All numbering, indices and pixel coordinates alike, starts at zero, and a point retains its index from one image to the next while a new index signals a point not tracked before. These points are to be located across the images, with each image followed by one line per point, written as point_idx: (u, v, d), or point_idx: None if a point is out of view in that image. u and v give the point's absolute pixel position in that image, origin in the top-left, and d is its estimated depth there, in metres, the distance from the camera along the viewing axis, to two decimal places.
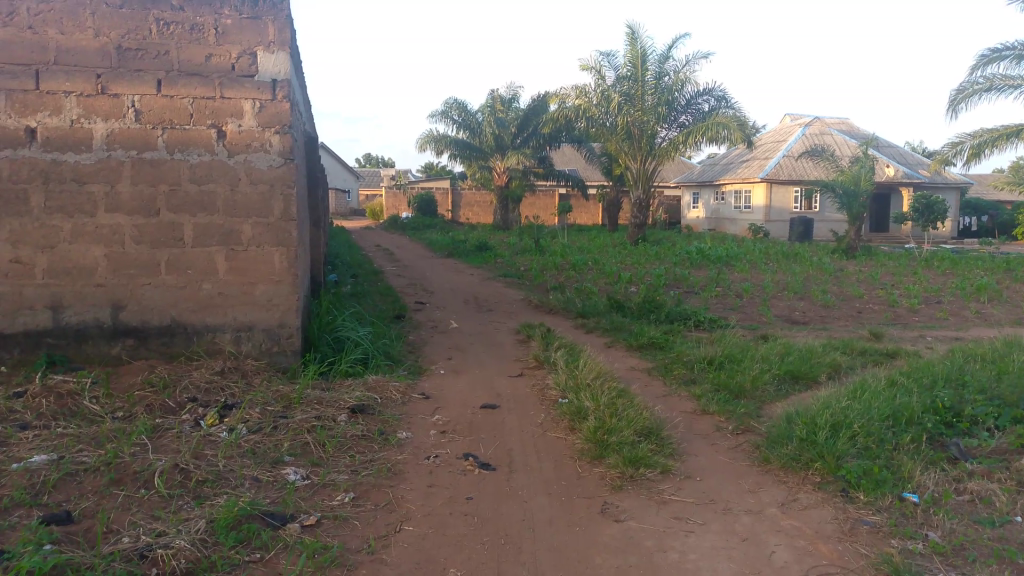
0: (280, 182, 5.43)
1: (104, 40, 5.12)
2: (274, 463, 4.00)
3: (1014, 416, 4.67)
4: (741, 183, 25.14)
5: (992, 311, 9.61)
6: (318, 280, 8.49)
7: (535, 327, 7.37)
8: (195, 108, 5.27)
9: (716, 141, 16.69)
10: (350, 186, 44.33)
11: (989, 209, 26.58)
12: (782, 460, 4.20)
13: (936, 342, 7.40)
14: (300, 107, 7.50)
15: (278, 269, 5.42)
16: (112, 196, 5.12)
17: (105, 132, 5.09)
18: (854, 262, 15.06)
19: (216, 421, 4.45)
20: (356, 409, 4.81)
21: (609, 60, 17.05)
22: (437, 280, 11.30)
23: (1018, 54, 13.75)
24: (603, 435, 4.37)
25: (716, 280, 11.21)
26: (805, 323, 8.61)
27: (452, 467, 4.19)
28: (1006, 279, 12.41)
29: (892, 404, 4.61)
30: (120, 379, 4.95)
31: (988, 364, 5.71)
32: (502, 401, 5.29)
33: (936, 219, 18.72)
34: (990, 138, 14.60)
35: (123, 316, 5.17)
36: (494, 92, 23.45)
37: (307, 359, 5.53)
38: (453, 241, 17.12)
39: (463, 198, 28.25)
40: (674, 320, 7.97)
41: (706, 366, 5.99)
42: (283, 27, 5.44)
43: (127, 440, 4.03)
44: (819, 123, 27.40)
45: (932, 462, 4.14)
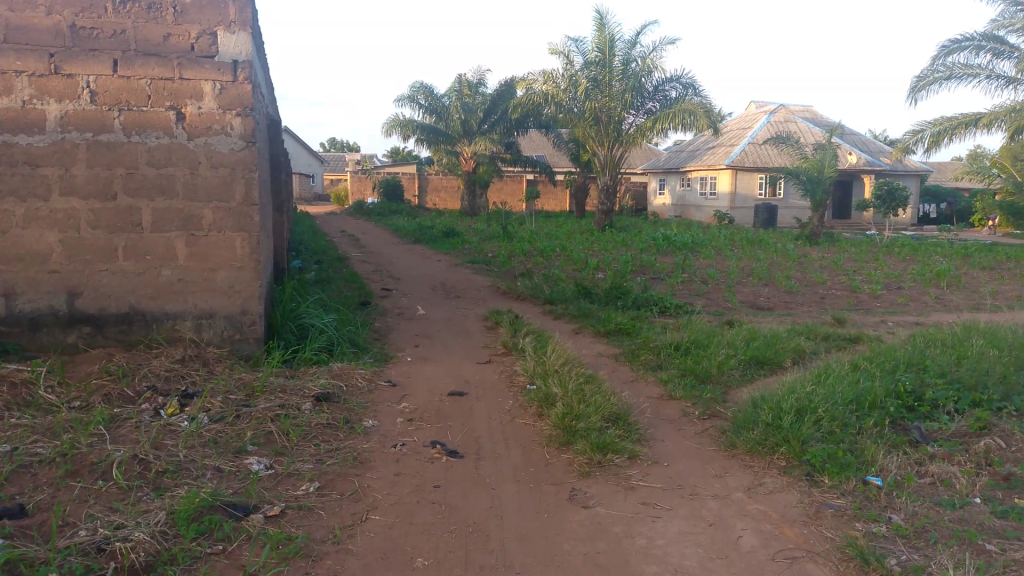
0: (242, 166, 5.31)
1: (57, 18, 4.96)
2: (237, 453, 3.92)
3: (973, 400, 4.76)
4: (707, 170, 25.30)
5: (950, 296, 9.79)
6: (282, 266, 8.35)
7: (502, 313, 7.34)
8: (153, 89, 5.11)
9: (682, 128, 16.75)
10: (315, 170, 43.77)
11: (948, 196, 27.12)
12: (748, 444, 4.23)
13: (897, 328, 7.51)
14: (262, 88, 7.32)
15: (240, 255, 5.30)
16: (67, 179, 4.96)
17: (59, 113, 4.93)
18: (817, 248, 15.28)
19: (176, 410, 4.35)
20: (321, 397, 4.73)
21: (577, 45, 16.99)
22: (403, 266, 11.21)
23: (977, 45, 14.00)
24: (571, 422, 4.36)
25: (682, 266, 11.28)
26: (770, 308, 8.69)
27: (419, 455, 4.15)
28: (965, 265, 12.66)
29: (856, 389, 4.66)
30: (76, 368, 4.82)
31: (948, 348, 5.81)
32: (470, 388, 5.25)
33: (897, 206, 19.02)
34: (950, 127, 14.87)
35: (79, 303, 5.03)
36: (462, 76, 23.27)
37: (270, 346, 5.43)
38: (419, 226, 17.01)
39: (430, 183, 28.06)
40: (641, 306, 7.99)
41: (672, 351, 6.01)
42: (244, 6, 5.31)
43: (83, 431, 3.92)
44: (784, 110, 27.65)
45: (895, 445, 4.19)
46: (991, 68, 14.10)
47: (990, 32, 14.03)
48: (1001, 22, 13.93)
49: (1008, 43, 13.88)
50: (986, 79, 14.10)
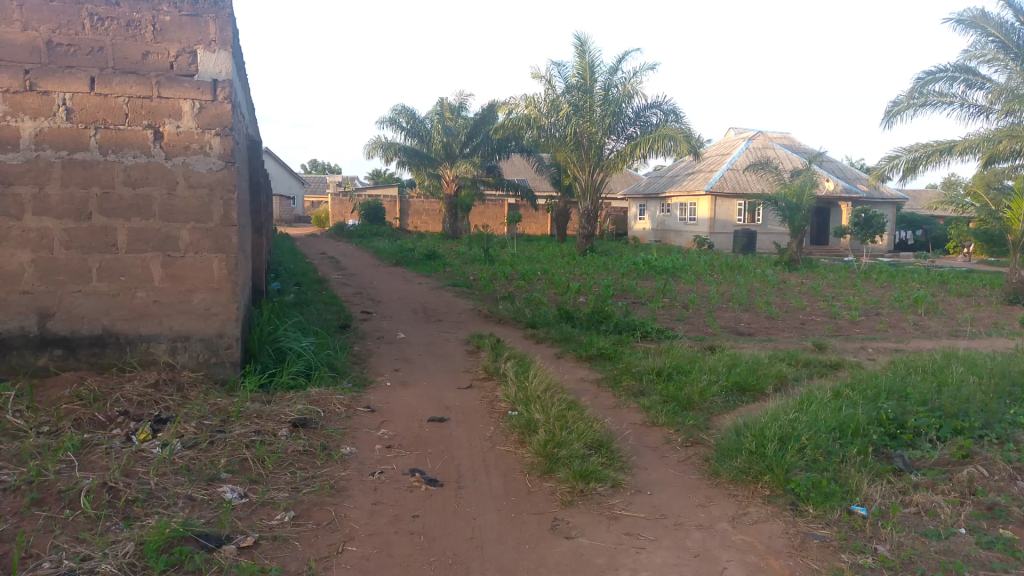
0: (220, 186, 5.23)
1: (33, 34, 4.89)
2: (210, 480, 3.81)
3: (955, 427, 4.75)
4: (686, 195, 25.48)
5: (929, 323, 9.86)
6: (260, 288, 8.23)
7: (484, 337, 7.27)
8: (130, 107, 5.04)
9: (662, 153, 16.88)
10: (296, 192, 43.64)
11: (923, 223, 27.49)
12: (732, 473, 4.18)
13: (877, 354, 7.53)
14: (242, 106, 7.25)
15: (217, 276, 5.21)
16: (40, 198, 4.86)
17: (33, 131, 4.84)
18: (796, 274, 15.39)
19: (149, 436, 4.24)
20: (298, 423, 4.63)
21: (558, 70, 17.10)
22: (384, 289, 11.14)
23: (951, 75, 14.25)
24: (553, 449, 4.29)
25: (663, 291, 11.28)
26: (751, 334, 8.69)
27: (398, 483, 4.06)
28: (942, 291, 12.81)
29: (838, 416, 4.64)
30: (46, 392, 4.69)
31: (929, 376, 5.82)
32: (450, 414, 5.17)
33: (874, 232, 19.21)
34: (925, 154, 15.09)
35: (51, 325, 4.91)
36: (443, 99, 23.32)
37: (246, 371, 5.32)
38: (401, 249, 16.94)
39: (411, 206, 28.03)
40: (622, 331, 7.96)
41: (654, 377, 5.97)
42: (225, 25, 5.27)
43: (52, 457, 3.80)
44: (762, 137, 27.98)
45: (878, 473, 4.17)
46: (965, 98, 14.36)
47: (963, 62, 14.29)
48: (973, 52, 14.20)
49: (981, 73, 14.14)
50: (960, 107, 14.35)
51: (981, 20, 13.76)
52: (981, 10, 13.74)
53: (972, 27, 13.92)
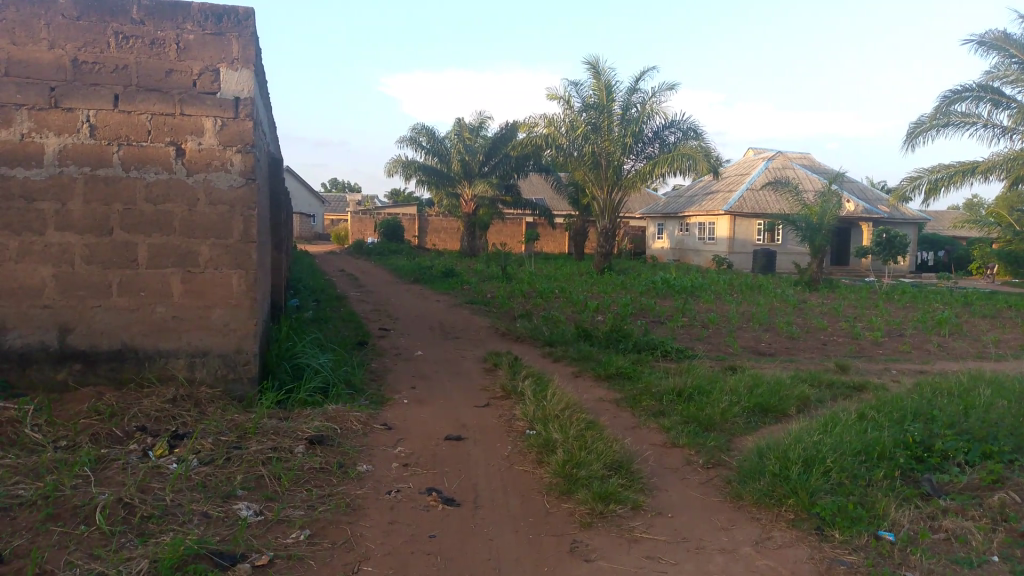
0: (241, 203, 5.24)
1: (59, 52, 4.95)
2: (225, 497, 3.78)
3: (983, 451, 4.63)
4: (705, 215, 25.38)
5: (954, 344, 9.70)
6: (278, 303, 8.24)
7: (501, 355, 7.23)
8: (153, 124, 5.08)
9: (681, 172, 16.84)
10: (315, 211, 44.01)
11: (946, 244, 27.16)
12: (755, 495, 4.10)
13: (901, 376, 7.40)
14: (263, 125, 7.28)
15: (236, 293, 5.21)
16: (63, 213, 4.90)
17: (58, 147, 4.89)
18: (817, 294, 15.23)
19: (165, 451, 4.22)
20: (315, 440, 4.60)
21: (576, 89, 17.13)
22: (402, 306, 11.14)
23: (977, 95, 14.10)
24: (572, 469, 4.24)
25: (682, 310, 11.19)
26: (772, 354, 8.58)
27: (414, 502, 4.01)
28: (967, 313, 12.61)
29: (864, 439, 4.55)
30: (64, 407, 4.69)
31: (957, 398, 5.68)
32: (467, 433, 5.12)
33: (897, 252, 18.96)
34: (948, 175, 14.94)
35: (71, 340, 4.92)
36: (462, 119, 23.40)
37: (264, 387, 5.30)
38: (419, 266, 16.97)
39: (430, 224, 28.11)
40: (641, 350, 7.89)
41: (674, 398, 5.88)
42: (247, 44, 5.31)
43: (68, 472, 3.78)
44: (781, 157, 27.86)
45: (906, 497, 4.07)
46: (990, 118, 14.21)
47: (986, 83, 14.16)
48: (996, 73, 14.05)
49: (1005, 94, 14.00)
50: (983, 128, 14.20)
51: (1003, 41, 13.78)
52: (1002, 31, 13.75)
53: (993, 48, 13.88)
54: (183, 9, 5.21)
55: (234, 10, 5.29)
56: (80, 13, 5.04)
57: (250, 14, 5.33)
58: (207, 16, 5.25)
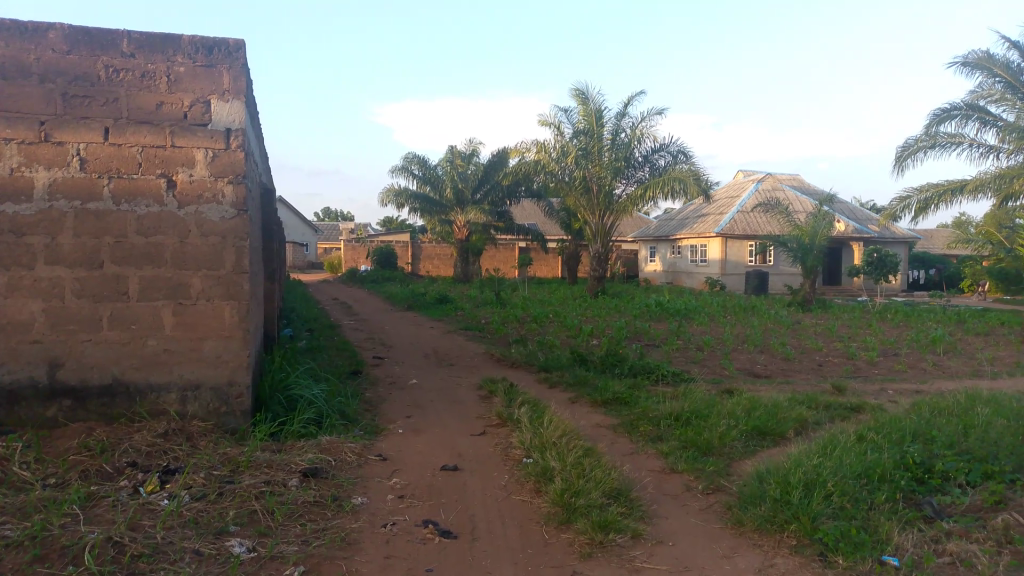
0: (233, 234, 5.21)
1: (50, 86, 4.94)
2: (218, 534, 3.71)
3: (985, 472, 4.59)
4: (697, 238, 25.47)
5: (948, 363, 9.69)
6: (271, 334, 8.17)
7: (497, 382, 7.17)
8: (144, 157, 5.06)
9: (672, 196, 16.91)
10: (309, 240, 44.11)
11: (937, 262, 27.27)
12: (756, 522, 4.05)
13: (898, 396, 7.37)
14: (255, 155, 7.29)
15: (228, 324, 5.16)
16: (52, 248, 4.86)
17: (47, 181, 4.86)
18: (810, 315, 15.27)
19: (157, 487, 4.15)
20: (309, 472, 4.53)
21: (566, 116, 17.24)
22: (396, 334, 11.10)
23: (964, 114, 14.23)
24: (571, 498, 4.18)
25: (677, 334, 11.17)
26: (768, 376, 8.55)
27: (410, 535, 3.94)
28: (960, 331, 12.63)
29: (864, 461, 4.52)
30: (53, 444, 4.61)
31: (955, 418, 5.64)
32: (463, 462, 5.05)
33: (887, 272, 19.02)
34: (937, 194, 15.03)
35: (61, 376, 4.86)
36: (454, 146, 23.52)
37: (257, 419, 5.23)
38: (413, 293, 16.95)
39: (423, 251, 28.13)
40: (637, 374, 7.84)
41: (672, 422, 5.83)
42: (238, 75, 5.32)
43: (57, 511, 3.71)
44: (771, 179, 28.06)
45: (909, 521, 4.03)
46: (977, 137, 14.34)
47: (972, 102, 14.32)
48: (980, 93, 14.21)
49: (991, 112, 14.14)
50: (970, 147, 14.33)
51: (987, 61, 13.90)
52: (985, 51, 13.91)
53: (977, 68, 14.02)
54: (174, 41, 5.23)
55: (225, 42, 5.32)
56: (71, 46, 5.01)
57: (240, 46, 5.35)
58: (198, 47, 5.26)
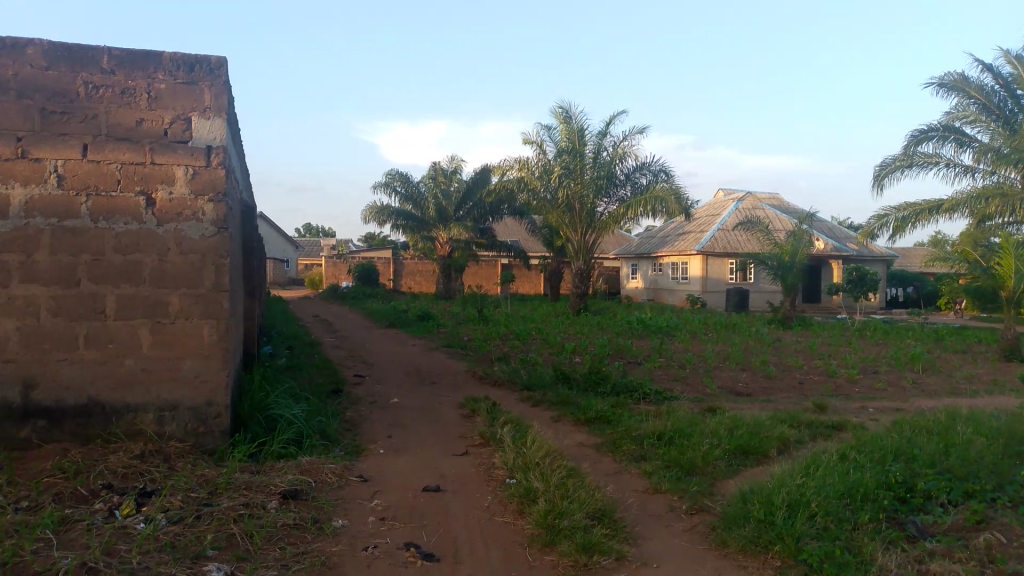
0: (213, 252, 5.16)
1: (27, 102, 4.87)
2: (195, 558, 3.64)
3: (966, 490, 4.61)
4: (678, 255, 25.60)
5: (928, 381, 9.76)
6: (251, 352, 8.09)
7: (479, 400, 7.13)
8: (123, 174, 5.01)
9: (653, 214, 17.00)
10: (290, 256, 43.90)
11: (914, 280, 27.55)
12: (740, 542, 4.03)
13: (879, 414, 7.40)
14: (236, 172, 7.24)
15: (207, 343, 5.09)
16: (28, 265, 4.78)
17: (24, 198, 4.79)
18: (791, 332, 15.37)
19: (133, 510, 4.07)
20: (288, 494, 4.47)
21: (548, 134, 17.31)
22: (378, 351, 11.02)
23: (941, 135, 14.44)
24: (554, 519, 4.14)
25: (659, 351, 11.19)
26: (750, 394, 8.58)
27: (392, 558, 3.88)
28: (938, 348, 12.75)
29: (847, 480, 4.52)
30: (26, 466, 4.52)
31: (936, 437, 5.67)
32: (446, 483, 5.00)
33: (867, 289, 19.18)
34: (914, 213, 15.23)
35: (35, 396, 4.77)
36: (436, 163, 23.56)
37: (236, 440, 5.15)
38: (395, 310, 16.88)
39: (405, 267, 28.06)
40: (620, 393, 7.83)
41: (655, 441, 5.82)
42: (220, 93, 5.29)
43: (29, 535, 3.62)
44: (751, 197, 28.30)
45: (892, 541, 4.04)
46: (953, 157, 14.56)
47: (947, 123, 14.55)
48: (955, 114, 14.45)
49: (967, 133, 14.38)
50: (946, 167, 14.54)
51: (962, 83, 14.15)
52: (961, 74, 14.16)
53: (953, 90, 14.26)
54: (154, 58, 5.19)
55: (207, 59, 5.28)
56: (49, 62, 4.96)
57: (222, 63, 5.32)
58: (178, 64, 5.22)
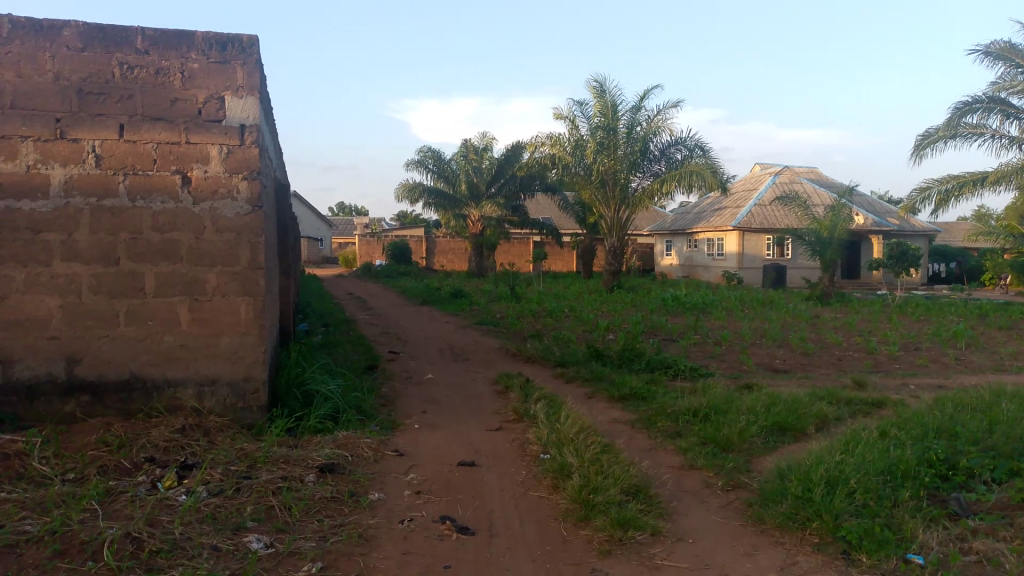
0: (248, 230, 5.20)
1: (64, 84, 4.95)
2: (235, 530, 3.70)
3: (1011, 468, 4.50)
4: (713, 231, 25.29)
5: (971, 357, 9.54)
6: (287, 329, 8.17)
7: (513, 377, 7.14)
8: (159, 153, 5.06)
9: (688, 189, 16.78)
10: (323, 235, 44.32)
11: (957, 255, 26.92)
12: (777, 519, 3.99)
13: (920, 391, 7.27)
14: (268, 151, 7.28)
15: (244, 320, 5.15)
16: (69, 244, 4.87)
17: (63, 178, 4.87)
18: (829, 309, 15.13)
19: (174, 482, 4.15)
20: (326, 468, 4.52)
21: (581, 109, 17.15)
22: (412, 328, 11.09)
23: (986, 106, 14.01)
24: (589, 495, 4.14)
25: (694, 328, 11.10)
26: (787, 371, 8.48)
27: (428, 531, 3.91)
28: (981, 325, 12.47)
29: (887, 458, 4.44)
30: (72, 439, 4.63)
31: (979, 414, 5.54)
32: (480, 458, 5.02)
33: (908, 265, 18.78)
34: (957, 186, 14.83)
35: (78, 371, 4.87)
36: (467, 140, 23.51)
37: (274, 415, 5.22)
38: (428, 288, 16.95)
39: (438, 245, 28.13)
40: (654, 369, 7.78)
41: (690, 418, 5.77)
42: (252, 71, 5.31)
43: (76, 506, 3.71)
44: (789, 171, 27.83)
45: (934, 519, 3.97)
46: (999, 128, 14.12)
47: (993, 94, 14.10)
48: (1002, 84, 13.99)
49: (1013, 104, 13.94)
50: (991, 139, 14.11)
51: (1009, 52, 13.69)
52: (1008, 42, 13.69)
53: (999, 59, 13.81)
54: (188, 38, 5.22)
55: (238, 38, 5.30)
56: (85, 44, 5.02)
57: (254, 42, 5.34)
58: (211, 44, 5.25)
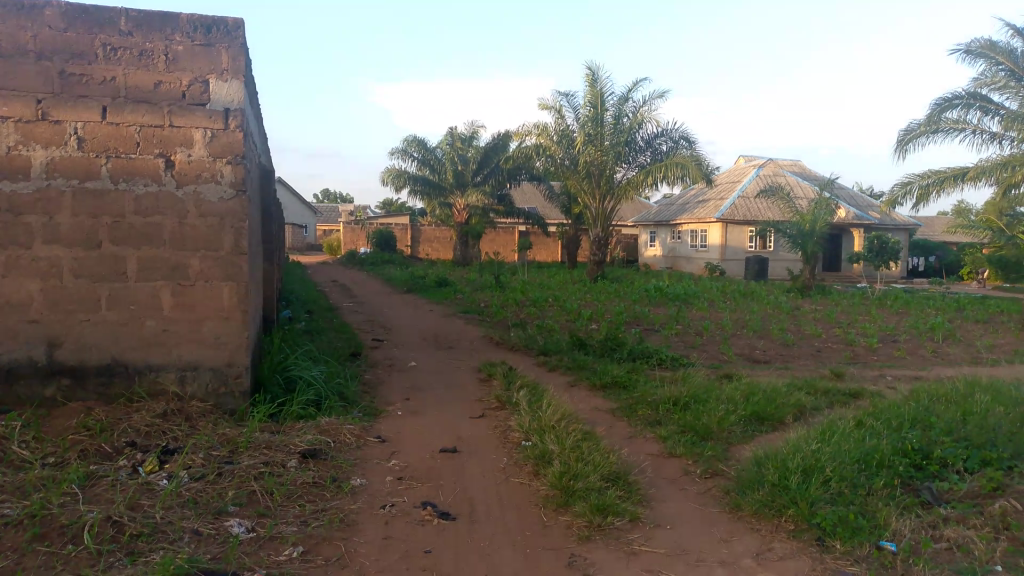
0: (232, 215, 5.18)
1: (47, 64, 4.89)
2: (217, 514, 3.71)
3: (984, 458, 4.60)
4: (697, 223, 25.42)
5: (948, 350, 9.68)
6: (270, 317, 8.13)
7: (496, 365, 7.16)
8: (142, 136, 5.02)
9: (674, 181, 16.84)
10: (308, 222, 44.08)
11: (936, 249, 27.19)
12: (754, 506, 4.06)
13: (896, 382, 7.38)
14: (253, 134, 7.23)
15: (227, 305, 5.14)
16: (50, 227, 4.83)
17: (45, 160, 4.82)
18: (809, 301, 15.28)
19: (156, 467, 4.15)
20: (307, 453, 4.54)
21: (568, 99, 17.13)
22: (396, 316, 11.11)
23: (967, 102, 14.15)
24: (569, 481, 4.18)
25: (676, 318, 11.17)
26: (767, 361, 8.57)
27: (409, 517, 3.94)
28: (959, 318, 12.64)
29: (862, 447, 4.53)
30: (52, 423, 4.61)
31: (953, 405, 5.65)
32: (461, 445, 5.05)
33: (888, 258, 18.94)
34: (938, 181, 14.97)
35: (59, 355, 4.85)
36: (454, 128, 23.45)
37: (256, 400, 5.23)
38: (413, 276, 16.96)
39: (422, 234, 28.07)
40: (636, 358, 7.84)
41: (671, 406, 5.83)
42: (237, 55, 5.28)
43: (56, 490, 3.70)
44: (772, 164, 28.00)
45: (907, 506, 4.05)
46: (979, 124, 14.27)
47: (974, 90, 14.24)
48: (983, 80, 14.12)
49: (993, 100, 14.08)
50: (972, 134, 14.26)
51: (989, 49, 13.80)
52: (988, 39, 13.82)
53: (980, 56, 13.93)
54: (172, 20, 5.18)
55: (223, 21, 5.27)
56: (67, 24, 4.97)
57: (240, 25, 5.31)
58: (196, 26, 5.22)
